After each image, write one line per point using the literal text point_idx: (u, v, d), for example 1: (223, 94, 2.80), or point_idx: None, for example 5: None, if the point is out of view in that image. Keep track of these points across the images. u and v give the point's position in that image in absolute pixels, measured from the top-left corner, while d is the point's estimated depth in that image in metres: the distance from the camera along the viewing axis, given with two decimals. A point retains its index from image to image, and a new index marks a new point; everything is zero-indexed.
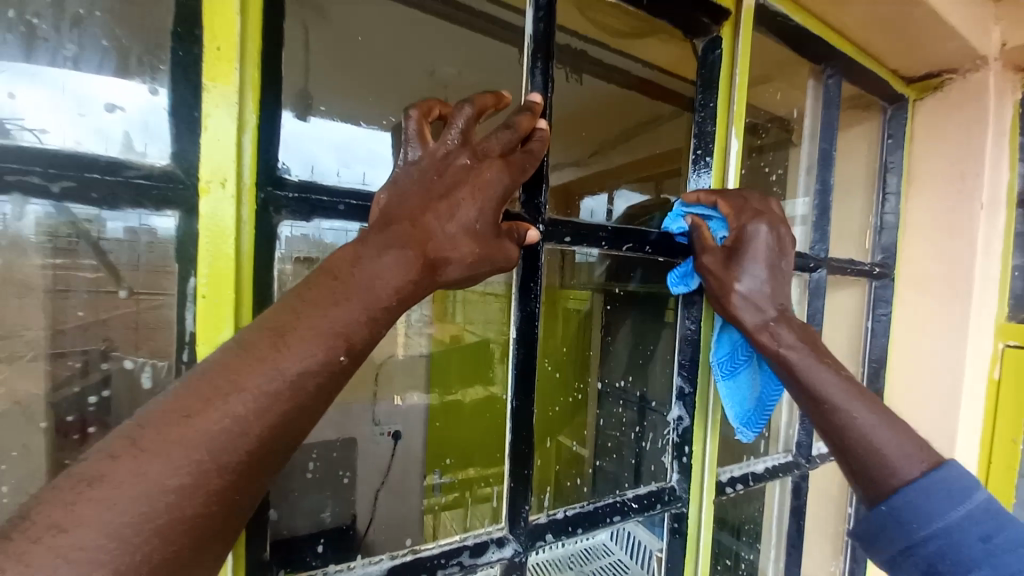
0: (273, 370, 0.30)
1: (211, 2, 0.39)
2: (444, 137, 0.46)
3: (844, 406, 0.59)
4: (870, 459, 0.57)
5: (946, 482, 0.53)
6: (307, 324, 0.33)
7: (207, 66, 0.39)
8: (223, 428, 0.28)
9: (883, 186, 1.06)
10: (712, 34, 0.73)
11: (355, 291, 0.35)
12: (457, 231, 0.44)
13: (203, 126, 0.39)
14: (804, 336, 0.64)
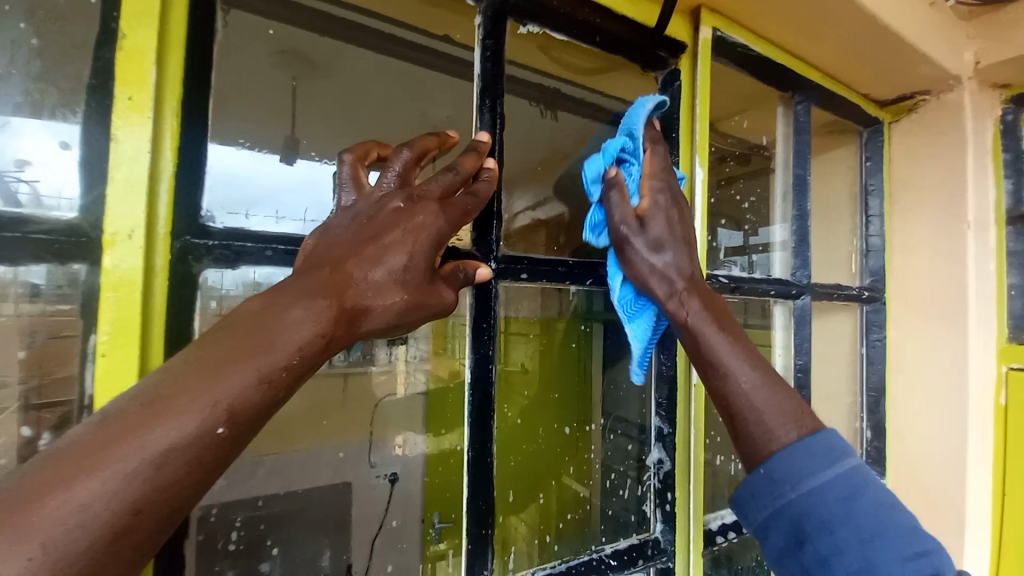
0: (136, 448, 0.28)
1: (125, 52, 0.38)
2: (381, 180, 0.44)
3: (731, 368, 0.51)
4: (750, 418, 0.49)
5: (822, 445, 0.46)
6: (182, 392, 0.30)
7: (117, 114, 0.38)
8: (73, 516, 0.26)
9: (866, 209, 1.04)
10: (670, 66, 0.74)
11: (252, 350, 0.33)
12: (383, 276, 0.41)
13: (109, 176, 0.37)
14: (706, 298, 0.55)
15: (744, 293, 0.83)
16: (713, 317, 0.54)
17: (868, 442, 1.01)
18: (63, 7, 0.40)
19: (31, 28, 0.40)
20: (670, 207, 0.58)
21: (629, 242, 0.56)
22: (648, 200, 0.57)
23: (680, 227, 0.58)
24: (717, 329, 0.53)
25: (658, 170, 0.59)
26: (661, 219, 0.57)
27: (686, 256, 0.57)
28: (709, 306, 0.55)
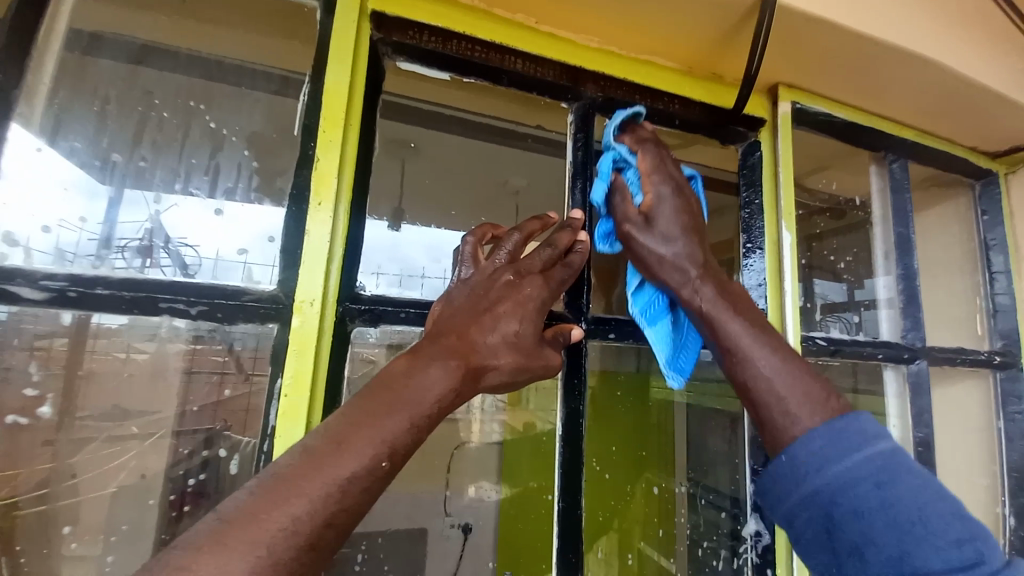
0: (329, 475, 0.36)
1: (317, 171, 0.52)
2: (493, 256, 0.53)
3: (749, 357, 0.50)
4: (777, 407, 0.48)
5: (853, 428, 0.45)
6: (355, 434, 0.38)
7: (310, 215, 0.51)
8: (285, 527, 0.33)
9: (987, 266, 0.95)
10: (750, 138, 0.78)
11: (404, 403, 0.41)
12: (496, 339, 0.48)
13: (301, 260, 0.50)
14: (726, 291, 0.54)
15: (844, 356, 0.79)
16: (728, 306, 0.53)
17: (1011, 531, 0.87)
18: (273, 141, 0.56)
19: (253, 157, 0.57)
20: (675, 197, 0.56)
21: (640, 246, 0.57)
22: (669, 201, 0.56)
23: (685, 217, 0.56)
24: (739, 319, 0.51)
25: (655, 164, 0.57)
26: (667, 215, 0.56)
27: (690, 254, 0.55)
28: (722, 291, 0.54)
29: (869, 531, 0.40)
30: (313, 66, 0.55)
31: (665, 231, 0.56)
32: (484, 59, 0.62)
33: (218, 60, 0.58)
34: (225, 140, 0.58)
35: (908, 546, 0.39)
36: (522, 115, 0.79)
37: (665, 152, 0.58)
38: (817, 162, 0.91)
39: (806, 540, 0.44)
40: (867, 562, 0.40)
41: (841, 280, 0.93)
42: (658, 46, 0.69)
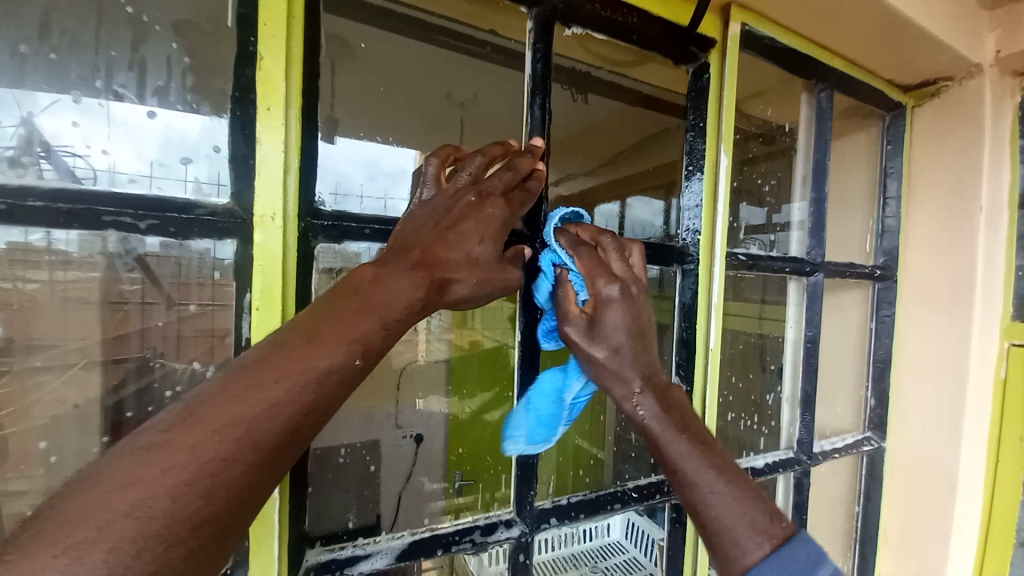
0: (308, 366, 0.40)
1: (263, 72, 0.48)
2: (458, 174, 0.54)
3: (695, 480, 0.58)
4: (718, 521, 0.56)
5: (798, 554, 0.53)
6: (325, 335, 0.42)
7: (260, 123, 0.48)
8: (264, 411, 0.38)
9: (883, 192, 1.08)
10: (700, 60, 0.80)
11: (371, 309, 0.44)
12: (463, 256, 0.51)
13: (257, 172, 0.48)
14: (663, 398, 0.63)
15: (761, 269, 0.90)
16: (671, 420, 0.62)
17: (870, 408, 1.10)
18: (209, 36, 0.51)
19: (183, 51, 0.51)
20: (628, 345, 0.63)
21: (583, 345, 0.63)
22: (618, 323, 0.63)
23: (628, 307, 0.63)
24: (684, 439, 0.60)
25: (614, 257, 0.64)
26: (613, 316, 0.63)
27: (634, 353, 0.64)
28: (664, 407, 0.63)
29: None
30: None
31: (608, 343, 0.63)
32: None
33: None
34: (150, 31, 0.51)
35: None
36: (477, 18, 0.81)
37: (612, 250, 0.65)
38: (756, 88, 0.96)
39: None
40: None
41: (763, 206, 1.04)
42: None
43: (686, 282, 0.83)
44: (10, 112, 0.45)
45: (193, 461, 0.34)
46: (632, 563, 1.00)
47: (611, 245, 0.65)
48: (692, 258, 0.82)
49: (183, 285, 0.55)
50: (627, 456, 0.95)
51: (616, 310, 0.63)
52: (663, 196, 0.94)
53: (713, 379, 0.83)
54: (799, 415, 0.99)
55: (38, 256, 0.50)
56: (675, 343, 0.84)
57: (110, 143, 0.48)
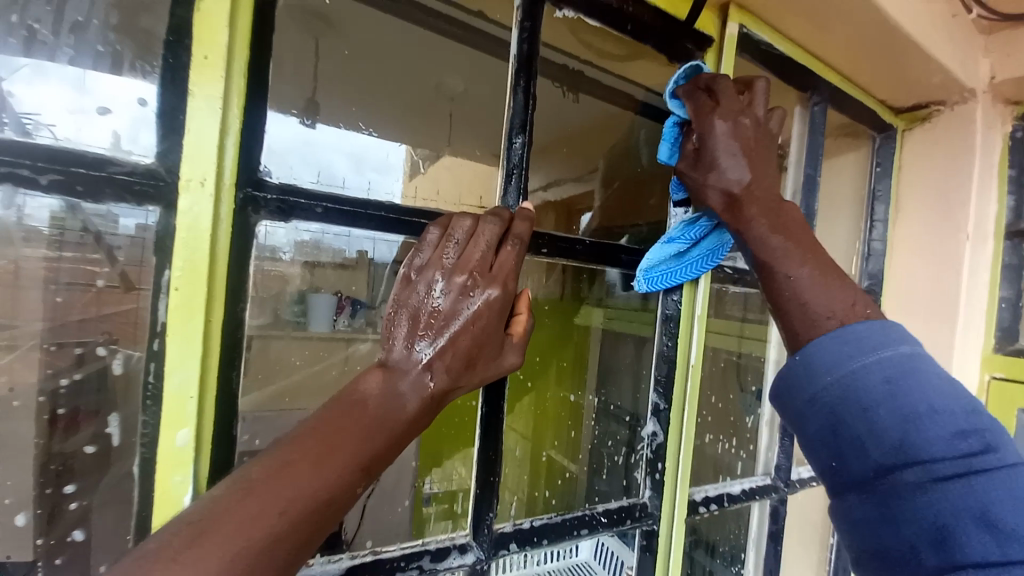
0: (309, 497, 0.39)
1: (202, 13, 0.42)
2: (455, 261, 0.52)
3: (783, 263, 0.58)
4: (799, 301, 0.56)
5: (874, 331, 0.50)
6: (342, 443, 0.42)
7: (193, 72, 0.42)
8: (262, 548, 0.36)
9: (870, 214, 1.07)
10: (696, 59, 0.77)
11: (362, 428, 0.44)
12: (488, 348, 0.54)
13: (185, 128, 0.42)
14: (765, 207, 0.61)
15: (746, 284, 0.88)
16: (772, 221, 0.60)
17: None
18: None
19: None
20: (740, 142, 0.62)
21: (693, 176, 0.66)
22: (736, 140, 0.61)
23: (743, 122, 0.62)
24: (779, 235, 0.59)
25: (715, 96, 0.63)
26: (721, 131, 0.62)
27: (756, 153, 0.62)
28: (770, 218, 0.61)
29: (877, 427, 0.46)
30: None
31: (727, 155, 0.62)
32: None
33: None
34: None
35: (912, 436, 0.45)
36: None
37: (728, 89, 0.63)
38: None
39: (817, 449, 0.50)
40: (869, 456, 0.46)
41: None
42: None
43: (670, 294, 0.78)
44: None
45: (274, 505, 0.37)
46: None
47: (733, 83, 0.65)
48: None
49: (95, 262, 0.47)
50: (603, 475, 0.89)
51: (749, 137, 0.62)
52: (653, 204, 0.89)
53: (692, 400, 0.78)
54: (778, 440, 0.96)
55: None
56: (654, 358, 0.79)
57: (12, 87, 0.41)
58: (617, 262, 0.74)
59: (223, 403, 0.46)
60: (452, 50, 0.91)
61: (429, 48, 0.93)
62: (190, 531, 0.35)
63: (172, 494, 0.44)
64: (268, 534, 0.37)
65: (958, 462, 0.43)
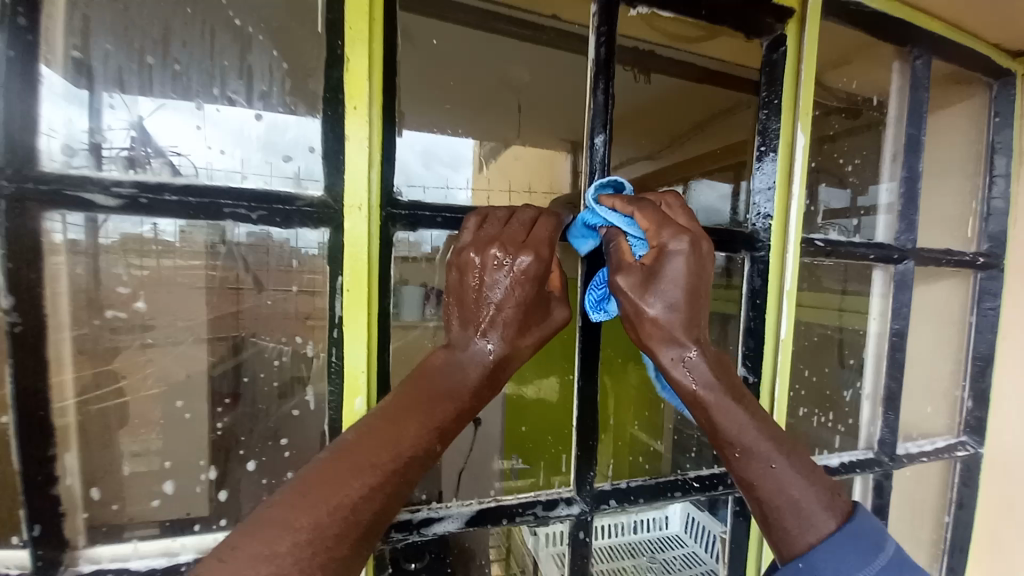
0: (367, 477, 0.47)
1: (350, 72, 0.54)
2: (489, 238, 0.58)
3: (765, 472, 0.55)
4: (776, 497, 0.55)
5: (858, 532, 0.53)
6: (410, 418, 0.52)
7: (348, 121, 0.54)
8: (332, 523, 0.44)
9: (989, 169, 0.97)
10: (776, 33, 0.77)
11: (428, 407, 0.53)
12: (534, 315, 0.60)
13: (345, 166, 0.54)
14: (716, 368, 0.59)
15: (838, 256, 0.86)
16: (727, 388, 0.59)
17: (967, 411, 1.01)
18: (297, 34, 0.55)
19: (282, 57, 0.56)
20: (684, 300, 0.58)
21: (635, 298, 0.59)
22: (678, 281, 0.58)
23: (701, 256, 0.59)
24: (740, 408, 0.57)
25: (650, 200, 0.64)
26: (675, 269, 0.58)
27: (691, 314, 0.59)
28: (720, 378, 0.59)
29: None
30: None
31: (670, 287, 0.58)
32: None
33: None
34: (254, 41, 0.56)
35: None
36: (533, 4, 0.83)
37: (674, 207, 0.64)
38: (842, 52, 0.88)
39: None
40: None
41: (846, 187, 0.95)
42: None
43: (754, 269, 0.80)
44: (121, 113, 0.51)
45: (363, 473, 0.47)
46: (693, 558, 0.99)
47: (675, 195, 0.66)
48: (762, 244, 0.80)
49: (257, 271, 0.57)
50: (688, 455, 0.90)
51: (677, 263, 0.58)
52: (730, 177, 0.91)
53: (782, 371, 0.81)
54: (881, 414, 0.95)
55: (140, 242, 0.53)
56: (740, 333, 0.82)
57: (192, 136, 0.53)
58: None
59: (382, 378, 0.59)
60: (534, 54, 0.94)
61: (505, 50, 0.94)
62: (290, 497, 0.45)
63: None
64: (363, 488, 0.47)
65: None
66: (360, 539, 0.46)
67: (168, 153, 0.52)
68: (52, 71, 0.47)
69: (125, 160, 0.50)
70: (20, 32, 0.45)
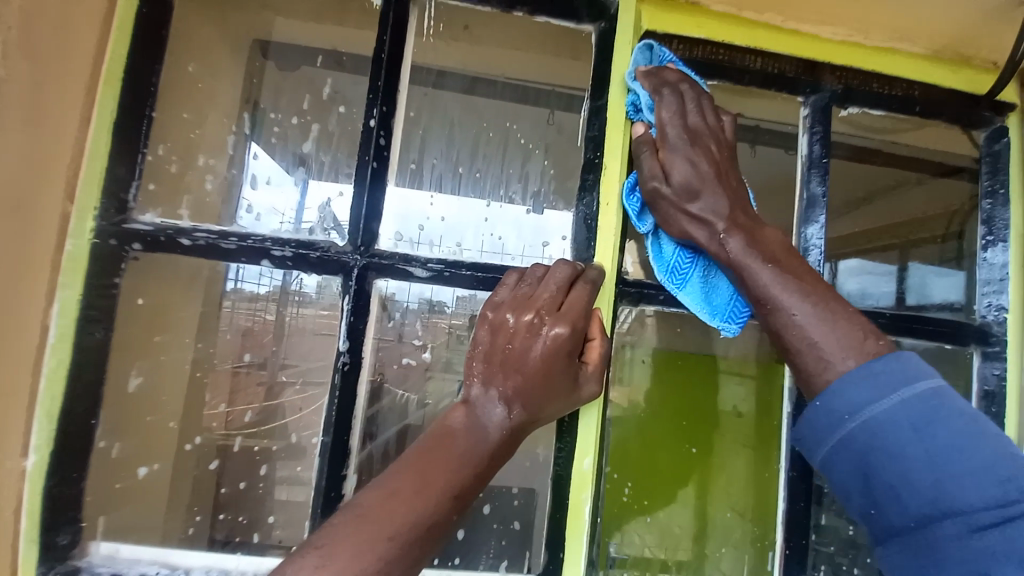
0: (408, 524, 0.49)
1: (606, 173, 0.65)
2: (526, 301, 0.58)
3: (782, 306, 0.54)
4: (805, 347, 0.52)
5: (893, 368, 0.48)
6: (434, 475, 0.52)
7: (601, 217, 0.64)
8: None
9: None
10: (997, 124, 0.77)
11: (455, 461, 0.53)
12: (562, 383, 0.58)
13: (596, 250, 0.64)
14: (750, 234, 0.57)
15: None
16: (761, 253, 0.56)
17: None
18: (565, 151, 0.72)
19: (551, 165, 0.73)
20: (696, 151, 0.59)
21: (647, 159, 0.61)
22: (689, 134, 0.59)
23: (707, 164, 0.58)
24: (770, 269, 0.55)
25: (672, 116, 0.59)
26: (680, 133, 0.59)
27: (702, 172, 0.58)
28: (753, 245, 0.57)
29: (905, 472, 0.45)
30: (599, 85, 0.68)
31: (681, 147, 0.59)
32: (727, 60, 0.71)
33: (523, 85, 0.74)
34: (532, 153, 0.74)
35: (942, 479, 0.44)
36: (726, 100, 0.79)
37: (673, 77, 0.62)
38: None
39: (849, 490, 0.49)
40: (904, 503, 0.45)
41: None
42: (905, 28, 0.72)
43: (988, 368, 0.75)
44: (416, 203, 0.68)
45: (383, 533, 0.47)
46: None
47: (700, 104, 0.60)
48: (997, 339, 0.75)
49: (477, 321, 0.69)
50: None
51: (678, 122, 0.59)
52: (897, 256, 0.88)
53: None
54: None
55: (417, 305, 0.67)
56: None
57: (458, 222, 0.69)
58: (915, 328, 0.74)
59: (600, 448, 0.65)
60: None
61: None
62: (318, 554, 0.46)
63: (579, 504, 0.63)
64: (379, 559, 0.46)
65: (997, 509, 0.42)
66: None
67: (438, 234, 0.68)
68: (396, 185, 0.67)
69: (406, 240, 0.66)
70: (382, 149, 0.64)
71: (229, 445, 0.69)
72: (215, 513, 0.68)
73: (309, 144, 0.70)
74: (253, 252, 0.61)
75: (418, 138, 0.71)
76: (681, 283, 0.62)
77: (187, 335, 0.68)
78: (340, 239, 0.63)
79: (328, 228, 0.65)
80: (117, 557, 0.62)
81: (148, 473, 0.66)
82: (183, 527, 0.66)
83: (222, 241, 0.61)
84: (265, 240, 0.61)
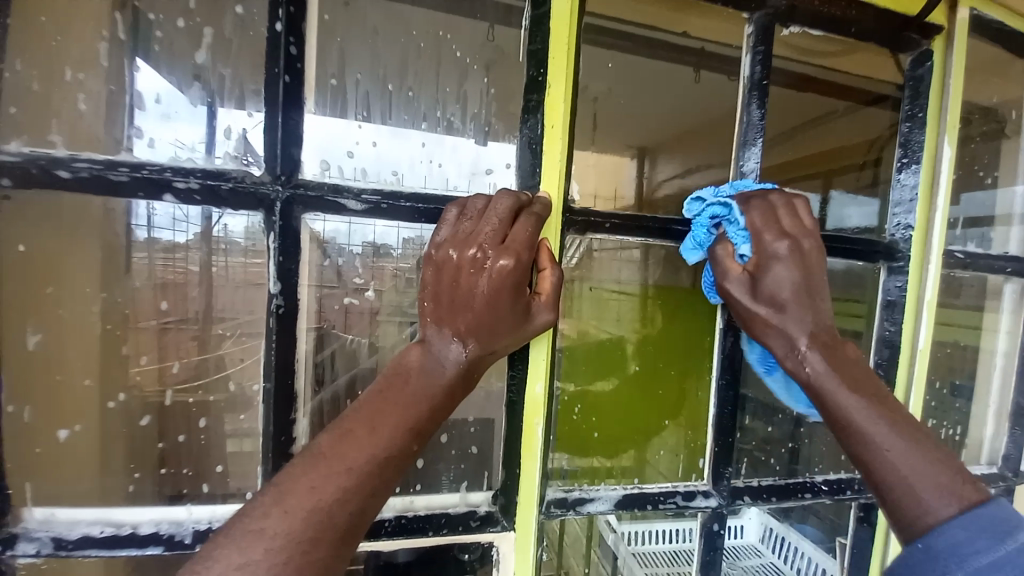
0: (362, 454, 0.49)
1: (549, 94, 0.61)
2: (467, 236, 0.56)
3: (873, 454, 0.56)
4: (902, 476, 0.54)
5: (987, 518, 0.49)
6: (392, 408, 0.52)
7: (544, 143, 0.62)
8: (330, 508, 0.46)
9: None
10: (922, 48, 0.78)
11: (412, 396, 0.54)
12: (513, 314, 0.57)
13: (540, 177, 0.62)
14: (831, 351, 0.63)
15: (978, 268, 0.88)
16: (840, 373, 0.61)
17: None
18: (507, 68, 0.66)
19: (491, 84, 0.67)
20: (791, 267, 0.63)
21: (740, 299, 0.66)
22: (792, 273, 0.63)
23: (800, 278, 0.63)
24: (852, 393, 0.59)
25: (765, 223, 0.64)
26: (782, 273, 0.64)
27: (801, 310, 0.64)
28: (832, 359, 0.63)
29: None
30: None
31: (779, 284, 0.64)
32: None
33: None
34: (470, 71, 0.68)
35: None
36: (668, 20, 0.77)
37: (782, 206, 0.65)
38: (987, 57, 0.86)
39: None
40: None
41: (984, 194, 0.92)
42: None
43: (892, 281, 0.83)
44: (346, 128, 0.61)
45: (342, 464, 0.48)
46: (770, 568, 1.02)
47: (790, 214, 0.65)
48: (901, 255, 0.82)
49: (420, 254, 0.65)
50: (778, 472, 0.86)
51: (783, 271, 0.63)
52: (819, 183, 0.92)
53: (917, 381, 0.84)
54: (1009, 430, 0.95)
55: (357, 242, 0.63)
56: (874, 342, 0.85)
57: (393, 149, 0.63)
58: (836, 247, 0.80)
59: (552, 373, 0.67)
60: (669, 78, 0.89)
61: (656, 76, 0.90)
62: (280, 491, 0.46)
63: (532, 425, 0.66)
64: (339, 489, 0.47)
65: None
66: (345, 535, 0.47)
67: (370, 162, 0.62)
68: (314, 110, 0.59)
69: (336, 171, 0.60)
70: (293, 60, 0.58)
71: (160, 400, 0.64)
72: (155, 468, 0.63)
73: (204, 54, 0.59)
74: (152, 186, 0.54)
75: (339, 53, 0.62)
76: (770, 371, 0.73)
77: (87, 284, 0.59)
78: (257, 169, 0.57)
79: (244, 157, 0.57)
80: (54, 521, 0.59)
81: (69, 436, 0.60)
82: (123, 485, 0.63)
83: (109, 172, 0.53)
84: (164, 170, 0.54)
